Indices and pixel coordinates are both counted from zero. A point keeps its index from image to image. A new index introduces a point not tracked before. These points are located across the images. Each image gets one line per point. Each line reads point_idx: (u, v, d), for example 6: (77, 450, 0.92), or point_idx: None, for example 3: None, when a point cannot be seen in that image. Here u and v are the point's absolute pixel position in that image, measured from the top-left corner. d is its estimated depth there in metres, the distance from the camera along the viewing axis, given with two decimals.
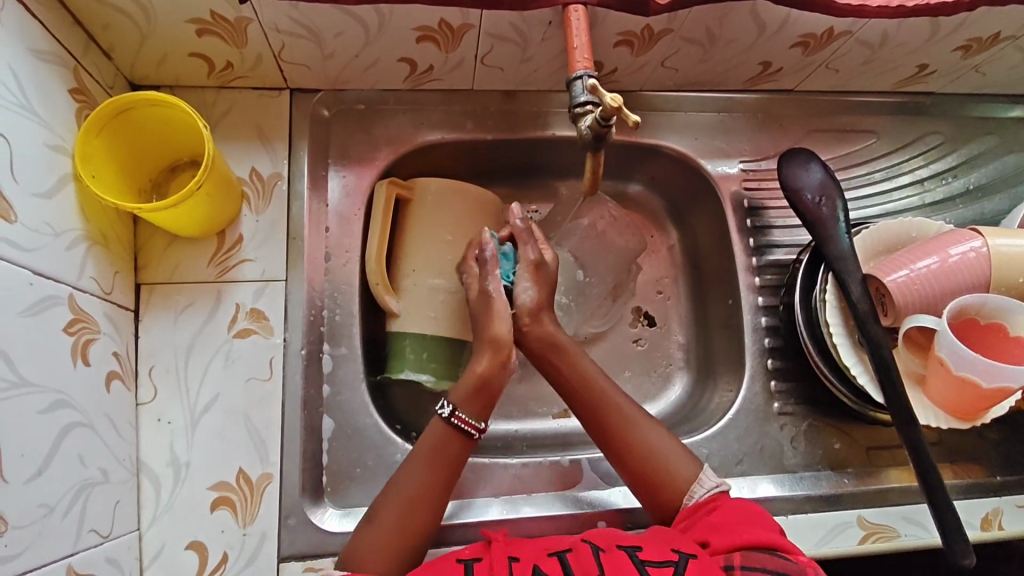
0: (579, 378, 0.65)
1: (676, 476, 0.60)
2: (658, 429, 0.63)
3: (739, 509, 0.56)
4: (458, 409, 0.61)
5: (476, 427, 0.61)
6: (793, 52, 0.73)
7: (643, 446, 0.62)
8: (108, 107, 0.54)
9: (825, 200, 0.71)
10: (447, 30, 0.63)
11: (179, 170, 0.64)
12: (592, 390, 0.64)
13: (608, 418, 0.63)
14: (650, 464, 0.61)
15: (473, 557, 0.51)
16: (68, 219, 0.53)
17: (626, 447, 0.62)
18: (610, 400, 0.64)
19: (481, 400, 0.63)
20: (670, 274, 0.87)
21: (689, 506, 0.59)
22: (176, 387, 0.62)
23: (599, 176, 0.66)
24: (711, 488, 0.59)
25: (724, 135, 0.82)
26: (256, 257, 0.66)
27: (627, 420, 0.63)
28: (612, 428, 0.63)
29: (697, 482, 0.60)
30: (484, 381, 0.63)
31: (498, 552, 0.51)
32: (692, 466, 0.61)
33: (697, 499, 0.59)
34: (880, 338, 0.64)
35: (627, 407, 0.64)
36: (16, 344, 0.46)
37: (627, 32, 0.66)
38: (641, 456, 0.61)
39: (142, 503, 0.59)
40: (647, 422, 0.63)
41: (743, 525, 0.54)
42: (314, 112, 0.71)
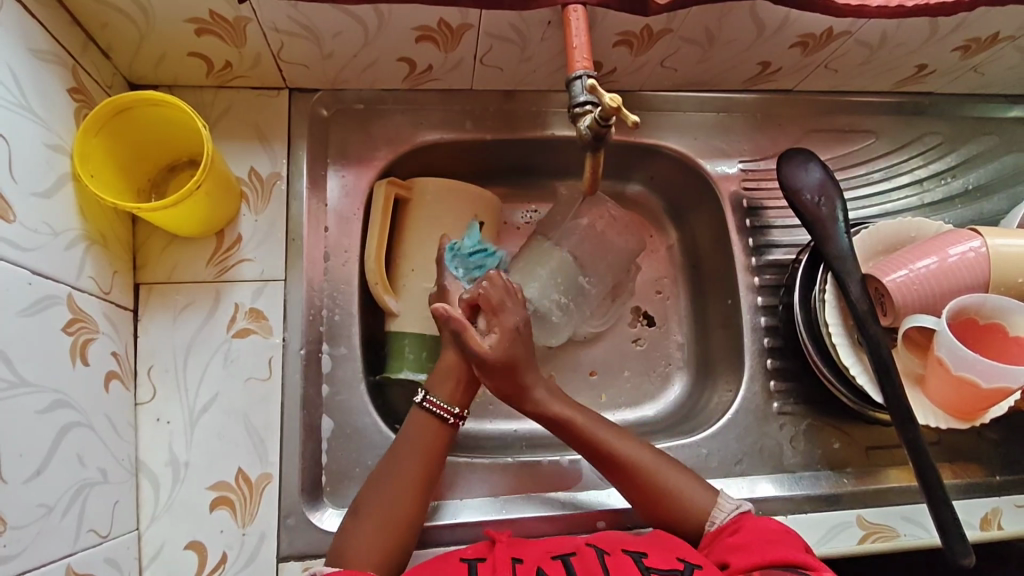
0: (576, 428, 0.63)
1: (694, 505, 0.60)
2: (663, 460, 0.62)
3: (764, 528, 0.56)
4: (430, 394, 0.62)
5: (448, 411, 0.61)
6: (792, 52, 0.73)
7: (656, 483, 0.61)
8: (107, 107, 0.54)
9: (824, 200, 0.71)
10: (447, 30, 0.63)
11: (178, 170, 0.64)
12: (592, 438, 0.63)
13: (616, 463, 0.62)
14: (667, 499, 0.61)
15: (476, 556, 0.51)
16: (67, 219, 0.53)
17: (641, 488, 0.61)
18: (619, 448, 0.62)
19: (449, 384, 0.63)
20: (669, 274, 0.88)
21: (712, 531, 0.59)
22: (175, 387, 0.62)
23: (598, 177, 0.66)
24: (731, 510, 0.59)
25: (723, 135, 0.82)
26: (256, 257, 0.66)
27: (632, 460, 0.62)
28: (622, 471, 0.62)
29: (716, 508, 0.60)
30: (453, 368, 0.64)
31: (500, 552, 0.51)
32: (706, 490, 0.61)
33: (720, 523, 0.59)
34: (879, 337, 0.64)
35: (630, 446, 0.63)
36: (16, 344, 0.46)
37: (626, 32, 0.66)
38: (659, 498, 0.61)
39: (141, 503, 0.59)
40: (669, 471, 0.62)
41: (764, 544, 0.54)
42: (313, 112, 0.71)
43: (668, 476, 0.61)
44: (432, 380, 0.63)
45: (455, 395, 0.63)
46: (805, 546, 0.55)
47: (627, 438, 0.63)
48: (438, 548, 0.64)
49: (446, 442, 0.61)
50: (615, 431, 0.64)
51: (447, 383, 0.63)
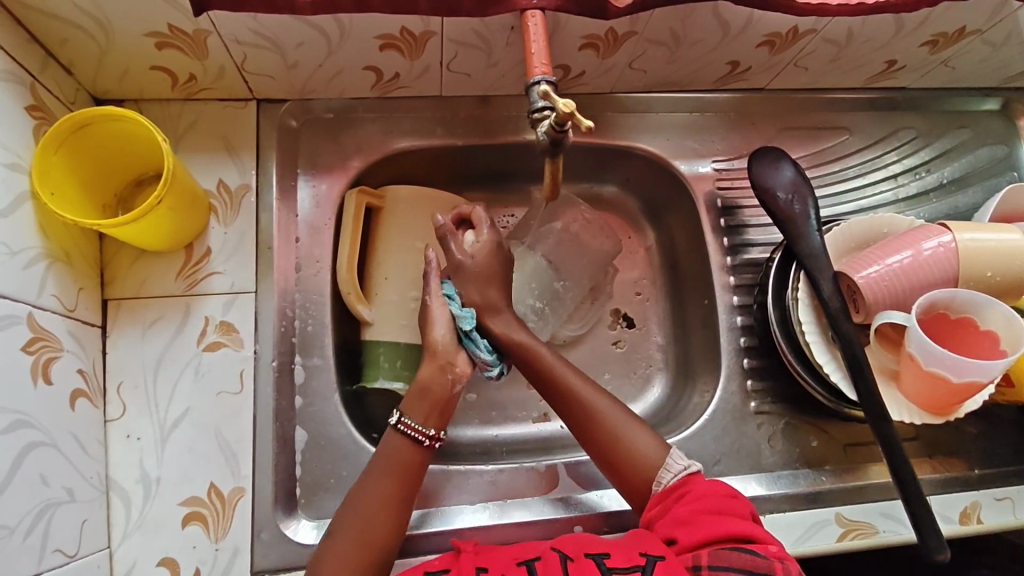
0: (546, 369, 0.65)
1: (647, 463, 0.61)
2: (626, 415, 0.63)
3: (708, 494, 0.56)
4: (405, 416, 0.61)
5: (423, 434, 0.61)
6: (760, 51, 0.73)
7: (615, 434, 0.62)
8: (67, 123, 0.54)
9: (796, 199, 0.72)
10: (410, 38, 0.63)
11: (145, 184, 0.64)
12: (569, 387, 0.64)
13: (584, 411, 0.63)
14: (622, 451, 0.61)
15: (441, 568, 0.53)
16: (26, 237, 0.52)
17: (599, 436, 0.63)
18: (583, 397, 0.64)
19: (426, 406, 0.62)
20: (647, 275, 0.88)
21: (659, 492, 0.59)
22: (146, 402, 0.61)
23: (557, 184, 0.64)
24: (678, 471, 0.59)
25: (697, 135, 0.82)
26: (225, 270, 0.66)
27: (594, 408, 0.63)
28: (584, 419, 0.63)
29: (663, 467, 0.60)
30: (427, 387, 0.63)
31: (466, 561, 0.53)
32: (662, 451, 0.61)
33: (667, 484, 0.59)
34: (851, 335, 0.64)
35: (596, 396, 0.64)
36: None
37: (590, 35, 0.66)
38: (615, 450, 0.62)
39: (112, 520, 0.58)
40: (627, 423, 0.63)
41: (709, 514, 0.54)
42: (282, 123, 0.71)
43: (625, 428, 0.62)
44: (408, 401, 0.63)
45: (430, 418, 0.62)
46: (749, 509, 0.56)
47: (593, 389, 0.65)
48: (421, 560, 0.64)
49: (420, 463, 0.61)
50: (585, 380, 0.65)
51: (422, 404, 0.62)
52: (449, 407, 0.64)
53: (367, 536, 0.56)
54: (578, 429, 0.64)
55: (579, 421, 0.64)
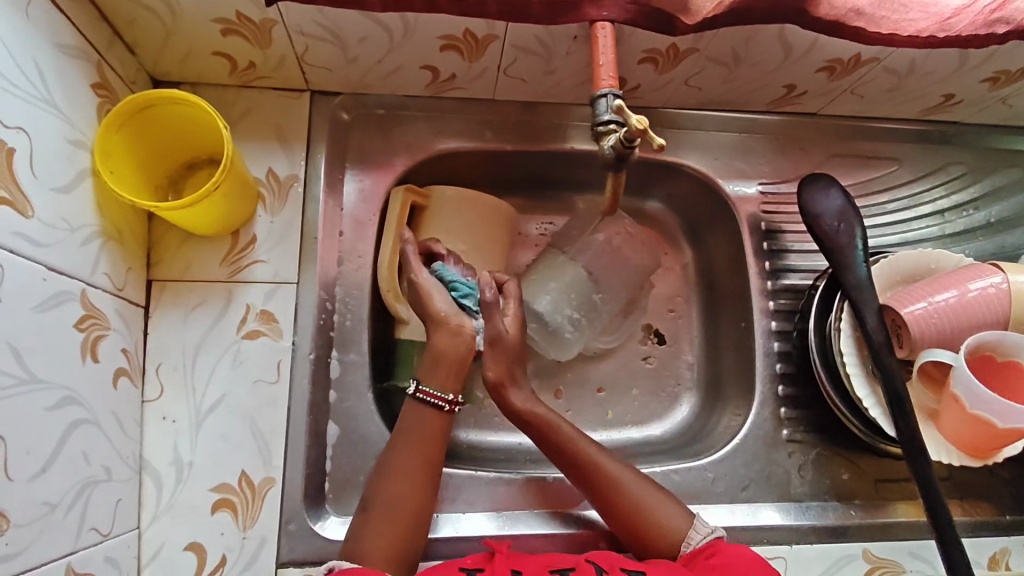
0: (561, 439, 0.64)
1: (672, 531, 0.60)
2: (647, 484, 0.62)
3: (740, 553, 0.55)
4: (423, 383, 0.62)
5: (443, 399, 0.62)
6: (818, 76, 0.72)
7: (637, 503, 0.61)
8: (130, 104, 0.54)
9: (844, 227, 0.71)
10: (472, 40, 0.63)
11: (196, 169, 0.65)
12: (581, 455, 0.63)
13: (598, 478, 0.62)
14: (645, 520, 0.60)
15: (475, 566, 0.52)
16: (85, 214, 0.51)
17: (620, 507, 0.61)
18: (597, 463, 0.63)
19: (441, 372, 0.63)
20: (682, 292, 0.87)
21: (688, 552, 0.58)
22: (183, 385, 0.61)
23: (618, 198, 0.66)
24: (707, 534, 0.59)
25: (745, 155, 0.81)
26: (269, 259, 0.66)
27: (614, 478, 0.62)
28: (604, 490, 0.62)
29: (691, 528, 0.60)
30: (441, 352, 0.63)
31: (501, 563, 0.52)
32: (686, 518, 0.61)
33: (696, 545, 0.58)
34: (894, 371, 0.64)
35: (609, 462, 0.63)
36: (29, 340, 0.44)
37: (652, 49, 0.66)
38: (637, 518, 0.60)
39: (143, 501, 0.58)
40: (645, 489, 0.62)
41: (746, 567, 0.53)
42: (334, 115, 0.71)
43: (644, 494, 0.61)
44: (423, 368, 0.63)
45: (448, 381, 0.62)
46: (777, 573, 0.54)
47: (605, 454, 0.64)
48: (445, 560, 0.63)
49: (444, 428, 0.62)
50: (601, 450, 0.64)
51: (437, 371, 0.63)
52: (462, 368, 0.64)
53: (397, 527, 0.56)
54: (594, 496, 0.63)
55: (594, 488, 0.62)
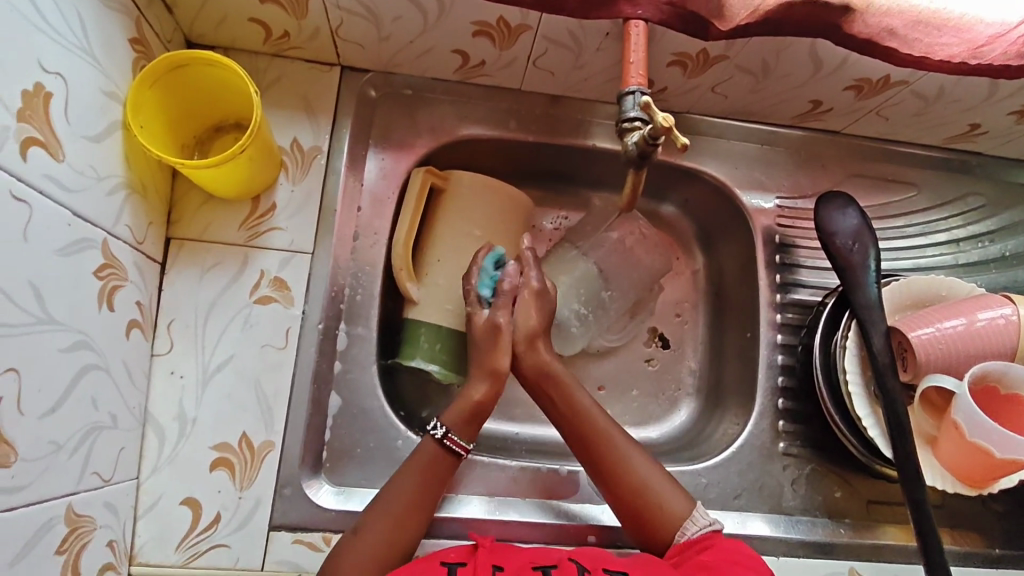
0: (577, 409, 0.66)
1: (671, 514, 0.61)
2: (654, 465, 0.64)
3: (733, 549, 0.56)
4: (450, 432, 0.62)
5: (462, 448, 0.62)
6: (845, 94, 0.72)
7: (642, 485, 0.62)
8: (166, 62, 0.55)
9: (857, 247, 0.71)
10: (505, 28, 0.64)
11: (223, 132, 0.65)
12: (594, 425, 0.65)
13: (605, 451, 0.64)
14: (646, 501, 0.61)
15: (457, 561, 0.53)
16: (111, 165, 0.52)
17: (625, 486, 0.62)
18: (607, 436, 0.64)
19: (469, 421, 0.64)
20: (690, 298, 0.87)
21: (681, 542, 0.59)
22: (193, 343, 0.62)
23: (636, 197, 0.66)
24: (703, 526, 0.59)
25: (764, 167, 0.81)
26: (286, 227, 0.67)
27: (624, 456, 0.63)
28: (612, 468, 0.63)
29: (689, 518, 0.60)
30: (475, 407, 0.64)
31: (483, 558, 0.53)
32: (687, 504, 0.61)
33: (691, 536, 0.59)
34: (896, 393, 0.64)
35: (620, 437, 0.65)
36: (53, 283, 0.43)
37: (682, 53, 0.66)
38: (638, 496, 0.62)
39: (145, 452, 0.59)
40: (650, 468, 0.63)
41: (733, 565, 0.54)
42: (361, 92, 0.72)
43: (648, 473, 0.63)
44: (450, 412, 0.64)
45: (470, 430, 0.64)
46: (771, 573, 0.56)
47: (618, 429, 0.65)
48: (441, 542, 0.64)
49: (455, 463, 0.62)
50: (617, 428, 0.65)
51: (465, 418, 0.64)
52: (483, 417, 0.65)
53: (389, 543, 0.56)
54: (598, 470, 0.64)
55: (600, 461, 0.64)
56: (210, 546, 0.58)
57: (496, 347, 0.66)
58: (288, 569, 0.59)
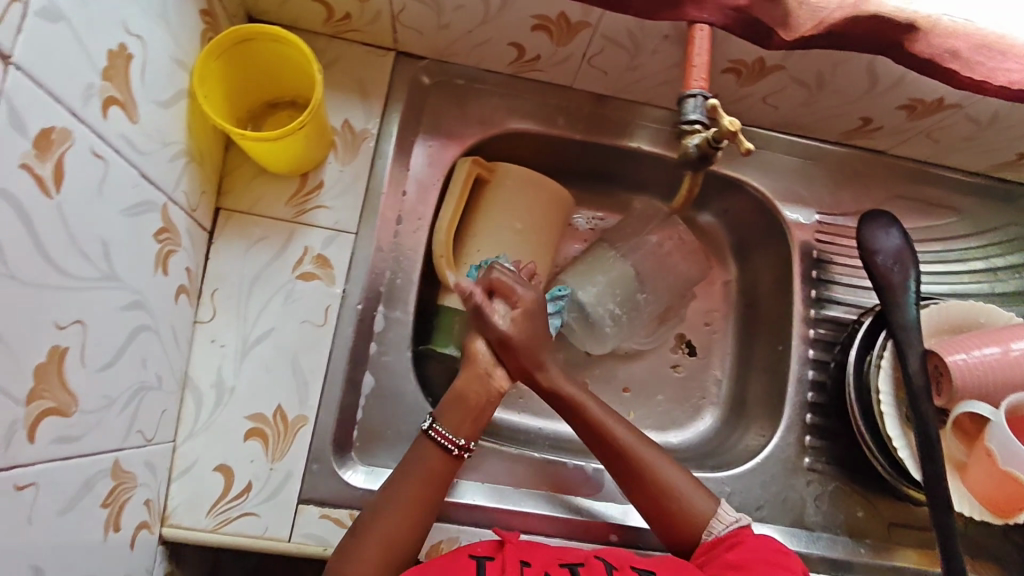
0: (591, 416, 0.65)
1: (697, 513, 0.61)
2: (674, 465, 0.64)
3: (761, 546, 0.56)
4: (437, 423, 0.61)
5: (453, 443, 0.60)
6: (897, 113, 0.72)
7: (666, 487, 0.62)
8: (234, 35, 0.56)
9: (897, 267, 0.71)
10: (565, 24, 0.64)
11: (278, 108, 0.66)
12: (609, 430, 0.64)
13: (624, 455, 0.63)
14: (672, 504, 0.62)
15: (485, 554, 0.53)
16: (176, 132, 0.53)
17: (649, 489, 0.62)
18: (624, 440, 0.64)
19: (460, 414, 0.62)
20: (720, 308, 0.87)
21: (709, 540, 0.59)
22: (236, 313, 0.63)
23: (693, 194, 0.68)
24: (730, 523, 0.60)
25: (807, 182, 0.81)
26: (333, 206, 0.67)
27: (644, 459, 0.63)
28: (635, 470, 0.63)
29: (715, 517, 0.60)
30: (463, 397, 0.63)
31: (510, 553, 0.53)
32: (711, 503, 0.62)
33: (718, 534, 0.59)
34: (928, 416, 0.63)
35: (638, 441, 0.64)
36: (121, 241, 0.44)
37: (738, 60, 0.66)
38: (662, 496, 0.62)
39: (182, 416, 0.60)
40: (671, 469, 0.63)
41: (763, 565, 0.54)
42: (414, 78, 0.73)
43: (670, 474, 0.63)
44: (441, 406, 0.63)
45: (463, 427, 0.62)
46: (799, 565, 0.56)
47: (634, 433, 0.65)
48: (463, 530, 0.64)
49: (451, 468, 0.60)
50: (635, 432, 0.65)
51: (457, 412, 0.62)
52: (484, 417, 0.63)
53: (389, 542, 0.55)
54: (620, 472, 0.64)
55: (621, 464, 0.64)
56: (240, 514, 0.59)
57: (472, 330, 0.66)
58: (314, 543, 0.60)
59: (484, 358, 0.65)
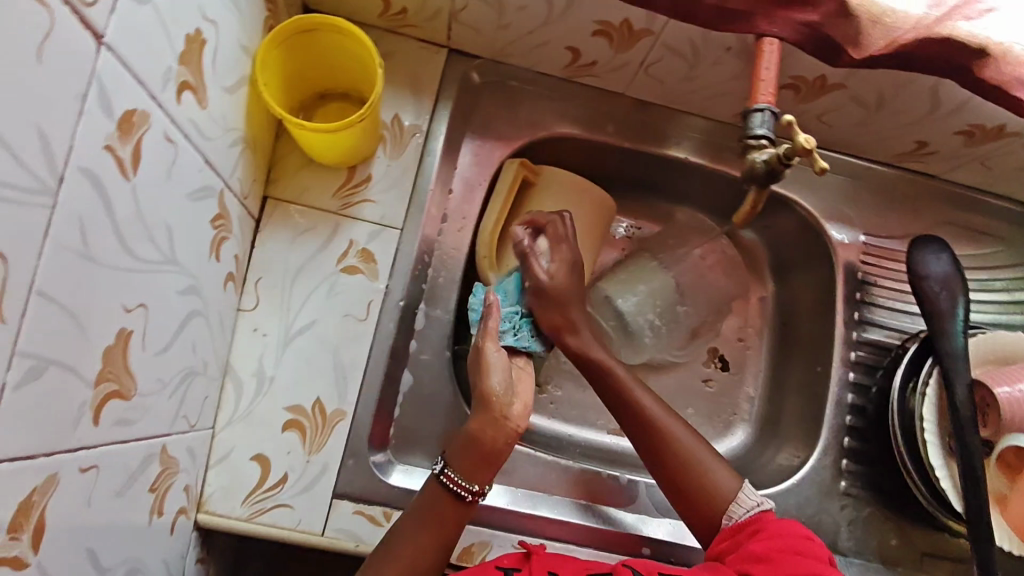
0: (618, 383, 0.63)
1: (719, 492, 0.59)
2: (698, 441, 0.62)
3: (784, 534, 0.53)
4: (448, 466, 0.56)
5: (466, 489, 0.55)
6: (955, 138, 0.71)
7: (690, 461, 0.60)
8: (296, 24, 0.56)
9: (946, 292, 0.69)
10: (627, 30, 0.63)
11: (329, 99, 0.66)
12: (635, 398, 0.62)
13: (649, 426, 0.61)
14: (693, 480, 0.59)
15: (512, 566, 0.52)
16: (236, 118, 0.52)
17: (671, 462, 0.60)
18: (650, 411, 0.61)
19: (473, 458, 0.56)
20: (756, 325, 0.86)
21: (729, 527, 0.57)
22: (278, 303, 0.63)
23: (756, 210, 0.64)
24: (751, 508, 0.58)
25: (853, 203, 0.80)
26: (380, 201, 0.67)
27: (669, 431, 0.61)
28: (658, 445, 0.61)
29: (736, 500, 0.58)
30: (476, 439, 0.56)
31: (538, 564, 0.52)
32: (734, 483, 0.59)
33: (738, 519, 0.57)
34: (974, 448, 0.62)
35: (663, 414, 0.62)
36: (184, 225, 0.44)
37: (799, 76, 0.65)
38: (683, 471, 0.60)
39: (221, 403, 0.60)
40: (695, 446, 0.61)
41: (788, 554, 0.51)
42: (466, 76, 0.72)
43: (693, 451, 0.60)
44: (452, 449, 0.57)
45: (477, 472, 0.56)
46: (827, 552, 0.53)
47: (659, 404, 0.63)
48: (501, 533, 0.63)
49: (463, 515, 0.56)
50: (660, 404, 0.63)
51: (469, 455, 0.56)
52: (499, 459, 0.57)
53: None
54: (643, 444, 0.61)
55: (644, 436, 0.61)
56: (274, 505, 0.59)
57: (484, 366, 0.58)
58: (346, 537, 0.59)
59: (499, 398, 0.57)
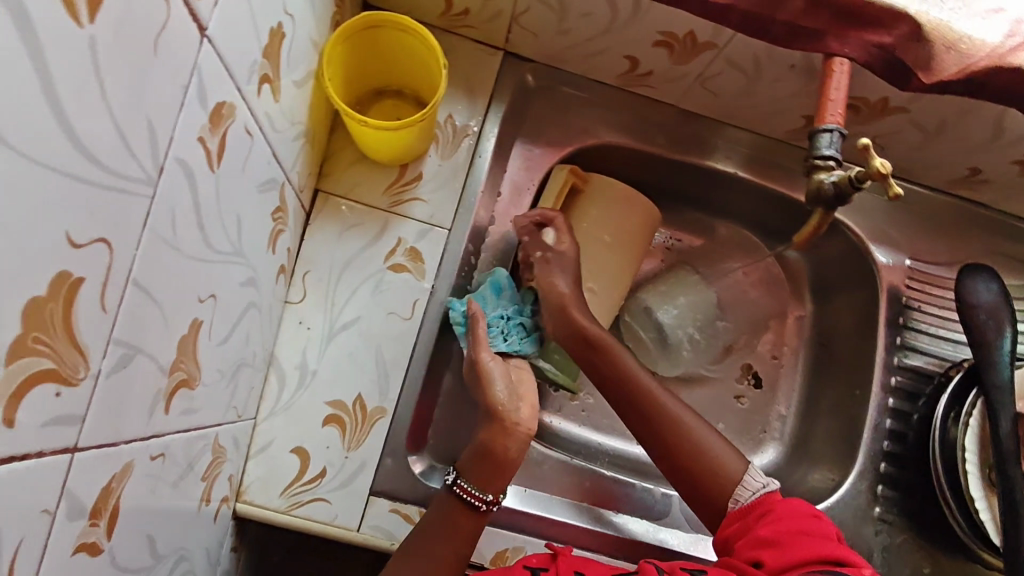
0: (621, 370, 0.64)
1: (723, 472, 0.57)
2: (703, 423, 0.60)
3: (792, 514, 0.51)
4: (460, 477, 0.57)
5: (481, 498, 0.56)
6: (1013, 168, 0.70)
7: (693, 441, 0.59)
8: (362, 20, 0.56)
9: (993, 322, 0.68)
10: (690, 42, 0.63)
11: (385, 96, 0.66)
12: (638, 381, 0.63)
13: (650, 409, 0.61)
14: (697, 460, 0.58)
15: (539, 565, 0.50)
16: (301, 112, 0.52)
17: (676, 444, 0.59)
18: (653, 394, 0.62)
19: (487, 468, 0.57)
20: (791, 343, 0.85)
21: (735, 510, 0.54)
22: (324, 296, 0.63)
23: (817, 234, 0.61)
24: (757, 488, 0.55)
25: (901, 227, 0.78)
26: (429, 200, 0.67)
27: (670, 413, 0.60)
28: (662, 428, 0.60)
29: (741, 483, 0.55)
30: (488, 449, 0.58)
31: (565, 564, 0.50)
32: (741, 465, 0.57)
33: (746, 502, 0.54)
34: (1016, 481, 0.62)
35: (667, 397, 0.62)
36: (252, 215, 0.44)
37: (861, 97, 0.64)
38: (687, 452, 0.58)
39: (264, 394, 0.60)
40: (700, 428, 0.59)
41: (798, 535, 0.49)
42: (520, 79, 0.72)
43: (698, 432, 0.59)
44: (464, 462, 0.58)
45: (490, 481, 0.57)
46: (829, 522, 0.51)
47: (663, 389, 0.63)
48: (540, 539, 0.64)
49: (477, 523, 0.56)
50: (662, 388, 0.63)
51: (482, 466, 0.57)
52: (509, 467, 0.59)
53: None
54: (647, 428, 0.61)
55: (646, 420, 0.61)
56: (311, 499, 0.59)
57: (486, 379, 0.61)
58: (382, 535, 0.59)
59: (506, 407, 0.60)
